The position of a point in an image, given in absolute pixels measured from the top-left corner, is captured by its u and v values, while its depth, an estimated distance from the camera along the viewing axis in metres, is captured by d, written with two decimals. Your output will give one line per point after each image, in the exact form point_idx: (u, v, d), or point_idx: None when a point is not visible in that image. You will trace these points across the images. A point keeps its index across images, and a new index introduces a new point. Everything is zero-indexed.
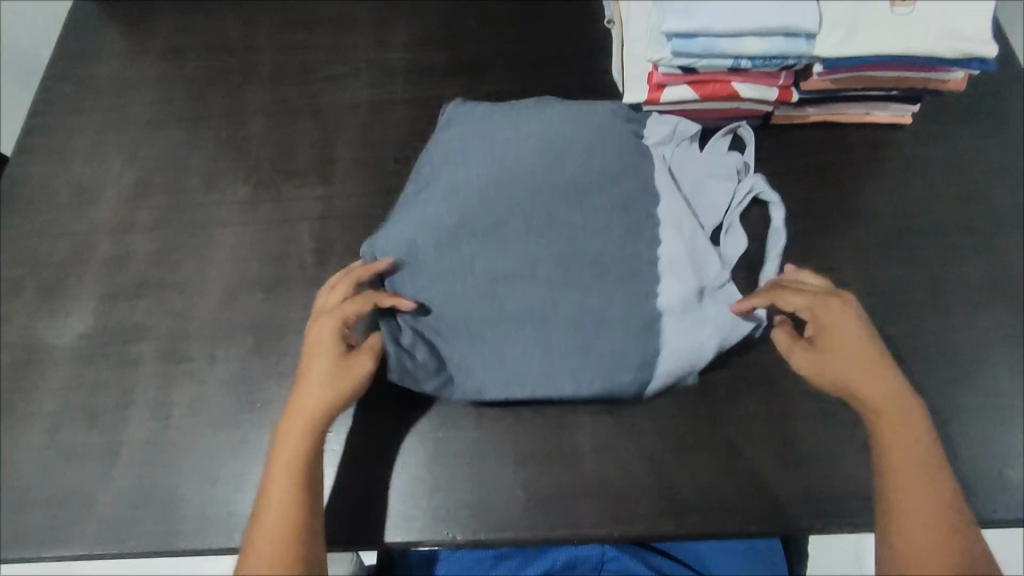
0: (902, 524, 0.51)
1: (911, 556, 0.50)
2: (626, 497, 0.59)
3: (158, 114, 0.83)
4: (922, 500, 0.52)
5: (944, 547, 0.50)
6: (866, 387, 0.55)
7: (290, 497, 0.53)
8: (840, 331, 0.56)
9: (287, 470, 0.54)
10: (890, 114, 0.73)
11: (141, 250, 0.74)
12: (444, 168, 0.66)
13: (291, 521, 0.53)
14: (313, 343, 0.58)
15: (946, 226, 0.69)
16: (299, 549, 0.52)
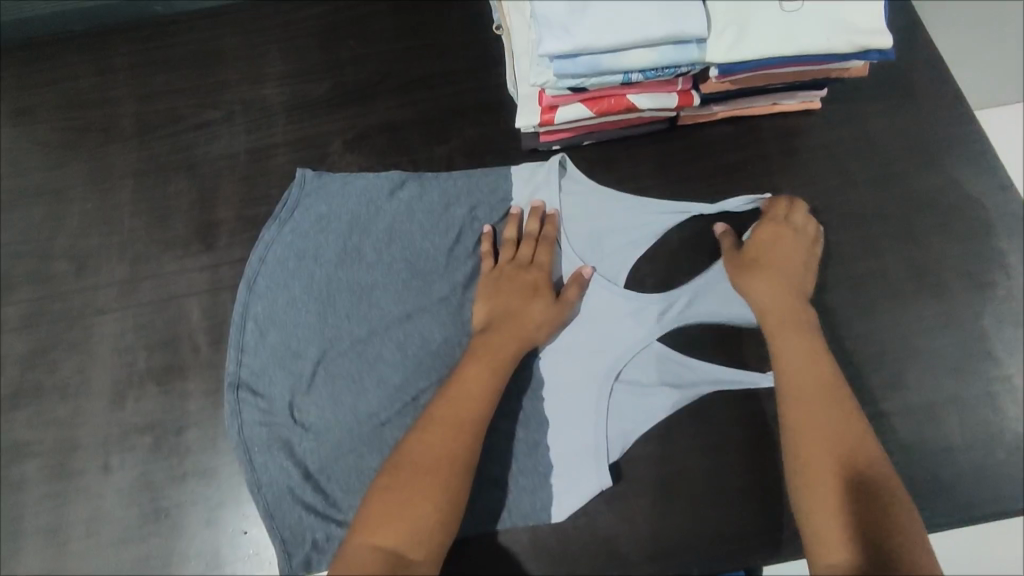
0: (816, 473, 0.49)
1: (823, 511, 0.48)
2: (564, 556, 0.57)
3: (15, 190, 0.74)
4: (827, 457, 0.49)
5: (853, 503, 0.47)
6: (776, 334, 0.56)
7: (448, 449, 0.50)
8: (776, 273, 0.58)
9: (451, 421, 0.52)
10: (798, 101, 0.70)
11: (12, 352, 0.66)
12: (286, 281, 0.64)
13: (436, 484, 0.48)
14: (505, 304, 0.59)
15: (865, 217, 0.67)
16: (434, 518, 0.47)
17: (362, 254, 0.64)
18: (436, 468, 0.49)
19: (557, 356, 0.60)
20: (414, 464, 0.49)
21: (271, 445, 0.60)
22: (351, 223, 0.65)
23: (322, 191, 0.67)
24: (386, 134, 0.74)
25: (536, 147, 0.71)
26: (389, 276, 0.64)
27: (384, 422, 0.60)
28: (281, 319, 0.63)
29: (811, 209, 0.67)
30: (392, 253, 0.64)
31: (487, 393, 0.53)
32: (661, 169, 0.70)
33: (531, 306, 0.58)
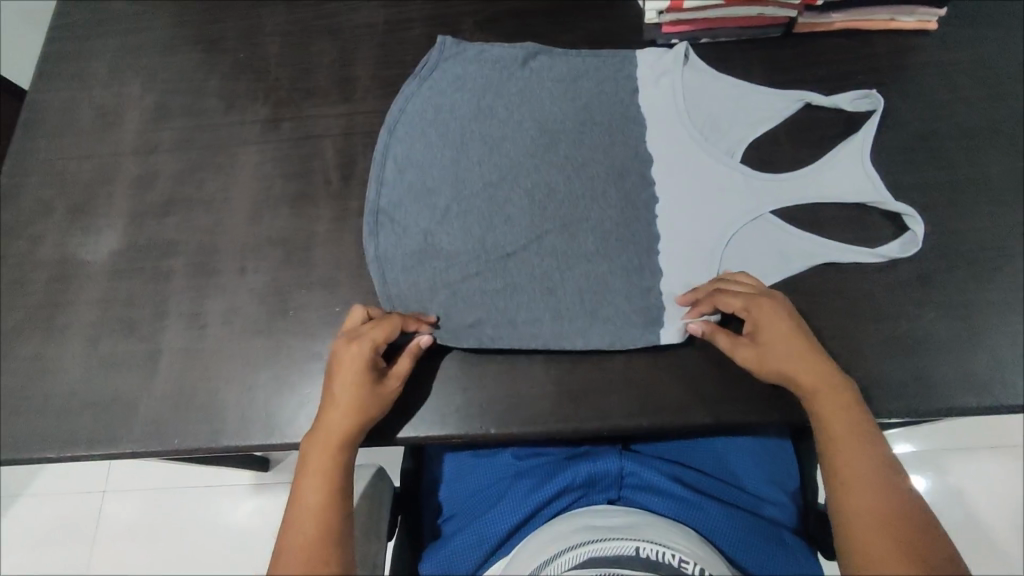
0: (851, 492, 0.53)
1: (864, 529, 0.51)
2: (653, 392, 0.60)
3: (176, 37, 0.82)
4: (864, 479, 0.53)
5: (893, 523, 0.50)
6: (804, 372, 0.56)
7: (331, 440, 0.56)
8: (770, 329, 0.57)
9: (338, 419, 0.57)
10: (917, 19, 0.72)
11: (167, 169, 0.74)
12: (424, 130, 0.71)
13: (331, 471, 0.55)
14: (336, 372, 0.58)
15: (974, 129, 0.68)
16: (329, 511, 0.54)
17: (493, 112, 0.70)
18: (345, 379, 0.57)
19: (674, 218, 0.65)
20: (330, 446, 0.56)
21: (403, 267, 0.66)
22: (487, 83, 0.72)
23: (459, 59, 0.73)
24: (514, 19, 0.79)
25: (657, 40, 0.75)
26: (520, 132, 0.70)
27: (506, 253, 0.65)
28: (419, 162, 0.70)
29: (921, 116, 0.70)
30: (524, 112, 0.70)
31: (352, 410, 0.57)
32: (771, 71, 0.73)
33: (372, 389, 0.58)
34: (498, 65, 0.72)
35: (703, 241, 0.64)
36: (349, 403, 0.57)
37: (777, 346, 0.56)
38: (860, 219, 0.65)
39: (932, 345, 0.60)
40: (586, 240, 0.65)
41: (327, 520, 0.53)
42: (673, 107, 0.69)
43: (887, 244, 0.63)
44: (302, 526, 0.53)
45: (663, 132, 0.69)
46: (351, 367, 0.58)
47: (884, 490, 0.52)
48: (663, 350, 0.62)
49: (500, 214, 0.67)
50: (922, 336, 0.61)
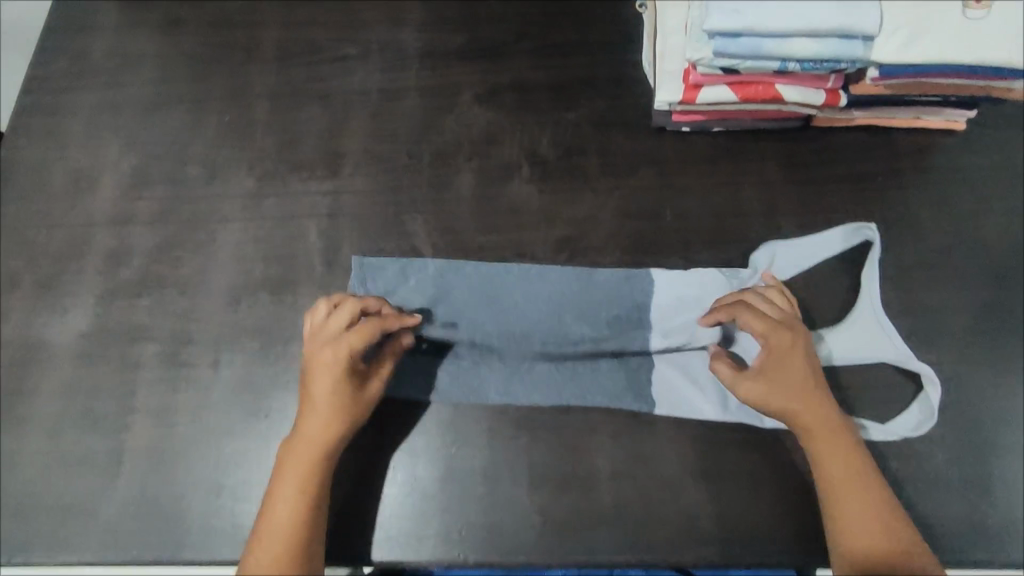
0: (842, 516, 0.54)
1: (854, 545, 0.53)
2: (644, 526, 0.57)
3: (158, 94, 0.78)
4: (856, 487, 0.54)
5: (878, 527, 0.53)
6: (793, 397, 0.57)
7: (311, 449, 0.56)
8: (785, 365, 0.57)
9: (318, 421, 0.56)
10: (943, 119, 0.68)
11: (141, 243, 0.70)
12: (416, 262, 0.67)
13: (305, 507, 0.54)
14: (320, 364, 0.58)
15: (997, 246, 0.65)
16: (312, 520, 0.54)
17: (486, 250, 0.67)
18: (329, 384, 0.57)
19: (677, 369, 0.62)
20: (301, 457, 0.56)
21: (394, 419, 0.61)
22: (487, 209, 0.69)
23: (459, 182, 0.71)
24: (513, 93, 0.75)
25: (665, 126, 0.70)
26: (519, 267, 0.66)
27: (505, 393, 0.61)
28: (406, 300, 0.65)
29: (942, 227, 0.66)
30: (527, 246, 0.67)
31: (319, 437, 0.56)
32: (788, 165, 0.69)
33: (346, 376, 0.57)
34: (496, 193, 0.70)
35: (706, 401, 0.60)
36: (325, 430, 0.56)
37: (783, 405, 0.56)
38: (879, 371, 0.61)
39: (942, 484, 0.57)
40: (583, 386, 0.62)
41: (303, 531, 0.53)
42: (674, 240, 0.67)
43: (907, 412, 0.59)
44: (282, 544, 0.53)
45: (666, 278, 0.65)
46: (326, 374, 0.57)
47: (864, 481, 0.55)
48: (656, 480, 0.58)
49: (492, 358, 0.63)
50: (932, 478, 0.57)
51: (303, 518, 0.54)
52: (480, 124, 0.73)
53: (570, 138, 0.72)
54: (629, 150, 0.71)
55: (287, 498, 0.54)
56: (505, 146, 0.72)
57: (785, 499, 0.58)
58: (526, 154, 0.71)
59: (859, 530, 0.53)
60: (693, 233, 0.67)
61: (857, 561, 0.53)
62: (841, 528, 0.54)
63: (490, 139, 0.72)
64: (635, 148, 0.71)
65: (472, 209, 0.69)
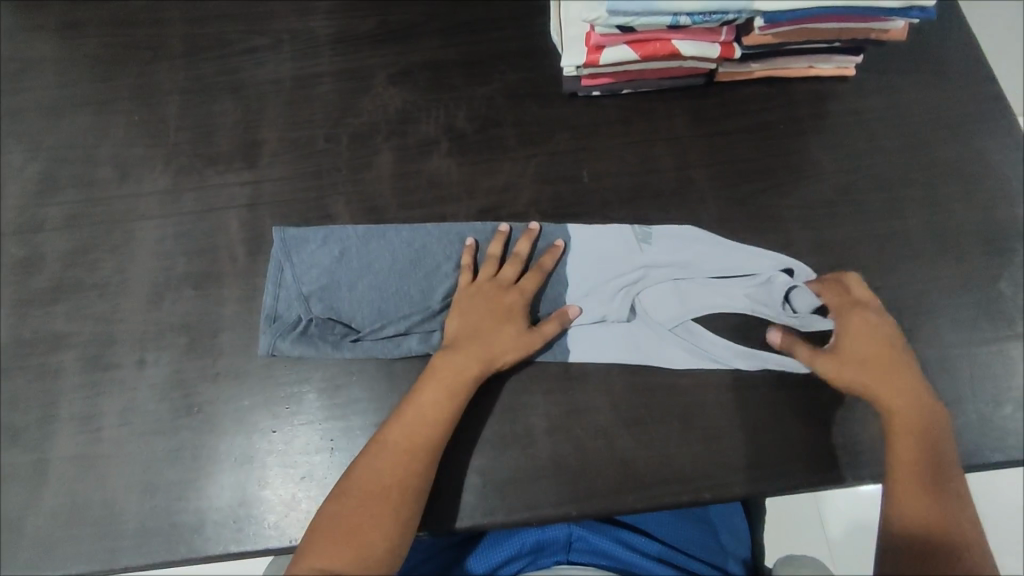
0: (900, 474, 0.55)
1: (917, 508, 0.53)
2: (583, 477, 0.58)
3: (62, 98, 0.76)
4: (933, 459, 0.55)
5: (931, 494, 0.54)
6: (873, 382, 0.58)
7: (425, 418, 0.56)
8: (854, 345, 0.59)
9: (437, 394, 0.57)
10: (834, 66, 0.72)
11: (54, 250, 0.68)
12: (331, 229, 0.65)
13: (395, 487, 0.53)
14: (483, 318, 0.60)
15: (893, 181, 0.69)
16: (395, 509, 0.52)
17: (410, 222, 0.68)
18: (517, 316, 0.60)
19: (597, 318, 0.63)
20: (410, 434, 0.55)
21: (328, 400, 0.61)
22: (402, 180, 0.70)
23: (378, 162, 0.71)
24: (427, 72, 0.75)
25: (576, 92, 0.72)
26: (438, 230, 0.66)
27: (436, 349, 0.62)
28: (321, 265, 0.64)
29: (842, 168, 0.69)
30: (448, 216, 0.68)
31: (437, 408, 0.56)
32: (695, 121, 0.72)
33: (501, 330, 0.59)
34: (414, 169, 0.70)
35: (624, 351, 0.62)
36: (505, 351, 0.59)
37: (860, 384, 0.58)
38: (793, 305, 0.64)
39: (858, 407, 0.60)
40: None
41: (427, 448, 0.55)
42: (593, 200, 0.69)
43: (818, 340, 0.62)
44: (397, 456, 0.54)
45: (583, 235, 0.66)
46: (494, 300, 0.61)
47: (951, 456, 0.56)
48: (591, 431, 0.60)
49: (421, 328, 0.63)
50: (850, 402, 0.60)
51: (432, 430, 0.55)
52: (396, 105, 0.74)
53: (485, 111, 0.73)
54: (544, 118, 0.72)
55: (416, 432, 0.55)
56: (422, 123, 0.72)
57: (715, 437, 0.60)
58: (443, 130, 0.72)
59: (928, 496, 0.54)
60: (611, 192, 0.69)
61: (908, 524, 0.53)
62: (899, 488, 0.55)
63: (406, 118, 0.73)
64: (550, 116, 0.72)
65: (393, 187, 0.69)
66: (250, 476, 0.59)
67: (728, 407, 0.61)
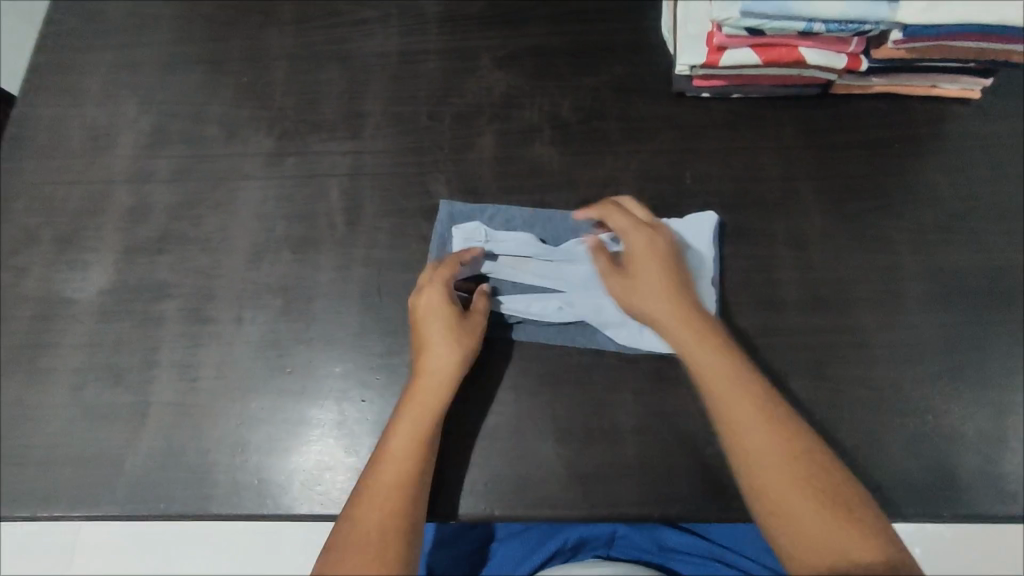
0: (788, 513, 0.46)
1: (804, 539, 0.44)
2: (666, 480, 0.58)
3: (176, 54, 0.78)
4: (760, 444, 0.48)
5: (809, 498, 0.46)
6: (668, 316, 0.55)
7: (414, 446, 0.52)
8: (642, 267, 0.58)
9: (414, 425, 0.53)
10: (958, 87, 0.69)
11: (162, 201, 0.70)
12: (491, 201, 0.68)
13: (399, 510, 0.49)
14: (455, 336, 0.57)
15: (1014, 212, 0.66)
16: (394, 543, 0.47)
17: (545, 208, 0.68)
18: (436, 325, 0.57)
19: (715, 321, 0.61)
20: (400, 466, 0.51)
21: None
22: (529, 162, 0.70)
23: (480, 144, 0.71)
24: (534, 59, 0.75)
25: (685, 92, 0.71)
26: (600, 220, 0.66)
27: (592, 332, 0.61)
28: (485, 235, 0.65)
29: (958, 193, 0.67)
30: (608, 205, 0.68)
31: (409, 430, 0.53)
32: (806, 132, 0.70)
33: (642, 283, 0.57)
34: (515, 154, 0.70)
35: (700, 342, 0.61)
36: (439, 368, 0.56)
37: (647, 307, 0.57)
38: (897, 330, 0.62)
39: (957, 443, 0.58)
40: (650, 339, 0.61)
41: (411, 481, 0.51)
42: (694, 203, 0.68)
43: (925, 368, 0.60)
44: (377, 497, 0.49)
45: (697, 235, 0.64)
46: (435, 313, 0.58)
47: (777, 439, 0.48)
48: (677, 435, 0.59)
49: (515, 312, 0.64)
50: (950, 435, 0.58)
51: (410, 468, 0.51)
52: (500, 89, 0.73)
53: (590, 103, 0.72)
54: (649, 115, 0.71)
55: (402, 454, 0.52)
56: (527, 109, 0.72)
57: None
58: (547, 118, 0.72)
59: (784, 502, 0.46)
60: (713, 197, 0.68)
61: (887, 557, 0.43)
62: (794, 526, 0.45)
63: (510, 103, 0.73)
64: (655, 113, 0.71)
65: (493, 171, 0.69)
66: (338, 441, 0.60)
67: (821, 425, 0.59)
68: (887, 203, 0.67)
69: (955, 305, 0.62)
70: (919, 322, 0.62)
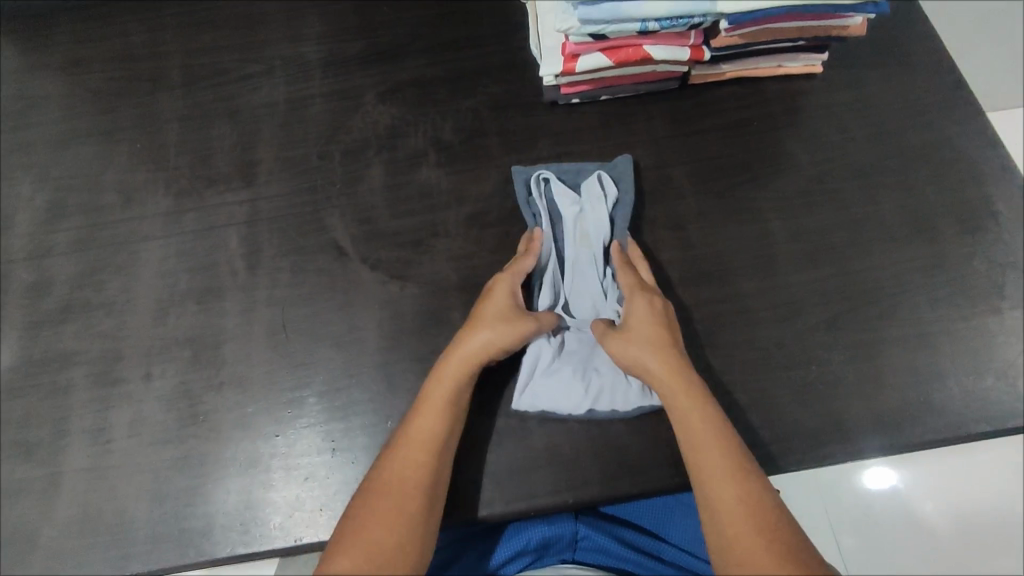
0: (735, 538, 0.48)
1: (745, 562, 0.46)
2: (577, 466, 0.60)
3: (68, 130, 0.79)
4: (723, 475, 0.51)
5: (786, 567, 0.45)
6: (665, 380, 0.56)
7: (447, 419, 0.56)
8: (637, 330, 0.59)
9: (447, 392, 0.57)
10: (802, 64, 0.75)
11: (62, 273, 0.71)
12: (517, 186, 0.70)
13: (423, 477, 0.53)
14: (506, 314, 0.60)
15: (866, 169, 0.71)
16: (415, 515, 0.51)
17: (437, 225, 0.71)
18: (499, 298, 0.61)
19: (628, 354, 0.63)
20: (430, 435, 0.55)
21: (328, 401, 0.63)
22: (419, 184, 0.73)
23: (370, 175, 0.74)
24: (414, 89, 0.79)
25: (557, 100, 0.75)
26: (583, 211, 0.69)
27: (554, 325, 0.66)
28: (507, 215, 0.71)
29: (815, 159, 0.72)
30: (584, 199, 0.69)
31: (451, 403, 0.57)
32: (672, 123, 0.75)
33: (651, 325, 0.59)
34: (406, 180, 0.73)
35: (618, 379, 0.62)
36: (488, 341, 0.59)
37: (639, 361, 0.58)
38: (776, 292, 0.66)
39: (841, 388, 0.62)
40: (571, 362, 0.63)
41: (439, 443, 0.55)
42: None
43: (805, 323, 0.64)
44: (415, 450, 0.54)
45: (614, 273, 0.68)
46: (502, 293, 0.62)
47: (757, 510, 0.48)
48: (584, 422, 0.61)
49: (419, 329, 0.66)
50: (834, 380, 0.62)
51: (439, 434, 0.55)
52: (385, 121, 0.77)
53: (470, 123, 0.76)
54: (526, 127, 0.76)
55: (438, 417, 0.56)
56: (411, 137, 0.76)
57: None
58: (431, 143, 0.75)
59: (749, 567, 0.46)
60: None
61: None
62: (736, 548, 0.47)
63: (395, 133, 0.76)
64: (531, 124, 0.76)
65: (385, 199, 0.72)
66: (255, 479, 0.61)
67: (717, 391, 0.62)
68: (753, 176, 0.72)
69: (824, 262, 0.67)
70: (794, 280, 0.66)
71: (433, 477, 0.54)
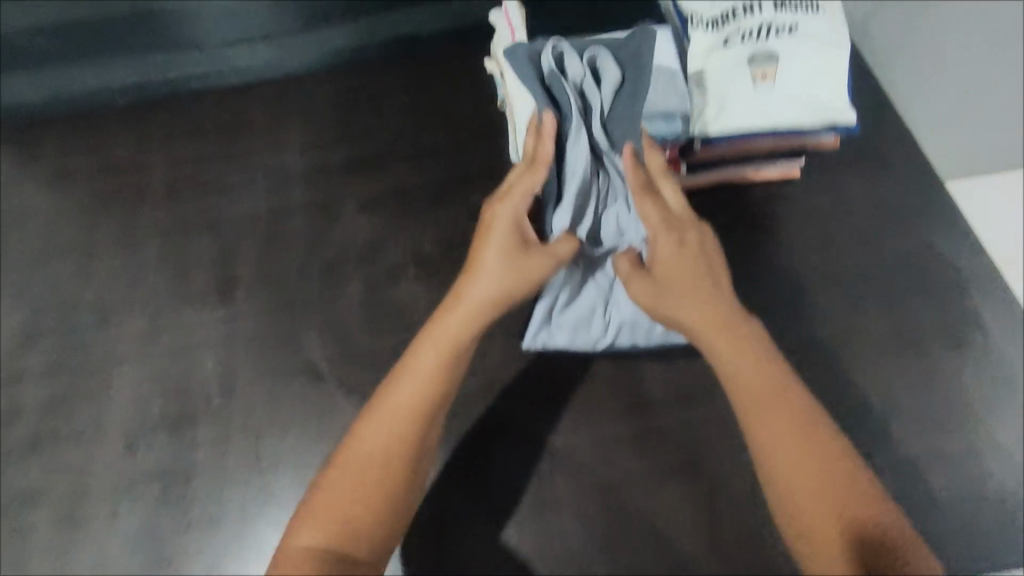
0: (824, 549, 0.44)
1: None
2: None
3: (48, 246, 0.79)
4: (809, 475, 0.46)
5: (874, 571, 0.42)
6: (734, 373, 0.51)
7: (434, 379, 0.52)
8: (665, 264, 0.54)
9: (441, 345, 0.53)
10: (780, 170, 0.75)
11: (31, 402, 0.69)
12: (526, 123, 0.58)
13: (393, 469, 0.49)
14: (502, 239, 0.54)
15: (848, 276, 0.70)
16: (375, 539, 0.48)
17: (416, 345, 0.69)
18: (498, 236, 0.55)
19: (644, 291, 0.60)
20: (417, 396, 0.51)
21: None
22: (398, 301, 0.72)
23: (349, 292, 0.73)
24: (394, 199, 0.79)
25: None
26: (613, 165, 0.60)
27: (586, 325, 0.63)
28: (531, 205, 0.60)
29: (797, 268, 0.71)
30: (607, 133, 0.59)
31: (445, 363, 0.53)
32: None
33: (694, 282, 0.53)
34: (385, 296, 0.72)
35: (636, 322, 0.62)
36: (490, 294, 0.54)
37: (672, 308, 0.53)
38: None
39: None
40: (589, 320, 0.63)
41: (427, 407, 0.51)
42: None
43: None
44: (399, 414, 0.51)
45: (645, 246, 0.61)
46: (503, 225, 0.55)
47: (837, 501, 0.45)
48: (565, 562, 0.60)
49: None
50: None
51: (423, 416, 0.51)
52: (364, 234, 0.77)
53: (450, 234, 0.76)
54: None
55: (426, 370, 0.52)
56: (390, 250, 0.75)
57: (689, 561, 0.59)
58: (410, 256, 0.75)
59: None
60: None
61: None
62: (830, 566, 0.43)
63: (375, 246, 0.76)
64: None
65: (362, 317, 0.71)
66: None
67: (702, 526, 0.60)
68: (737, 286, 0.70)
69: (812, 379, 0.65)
70: None
71: (415, 460, 0.50)
